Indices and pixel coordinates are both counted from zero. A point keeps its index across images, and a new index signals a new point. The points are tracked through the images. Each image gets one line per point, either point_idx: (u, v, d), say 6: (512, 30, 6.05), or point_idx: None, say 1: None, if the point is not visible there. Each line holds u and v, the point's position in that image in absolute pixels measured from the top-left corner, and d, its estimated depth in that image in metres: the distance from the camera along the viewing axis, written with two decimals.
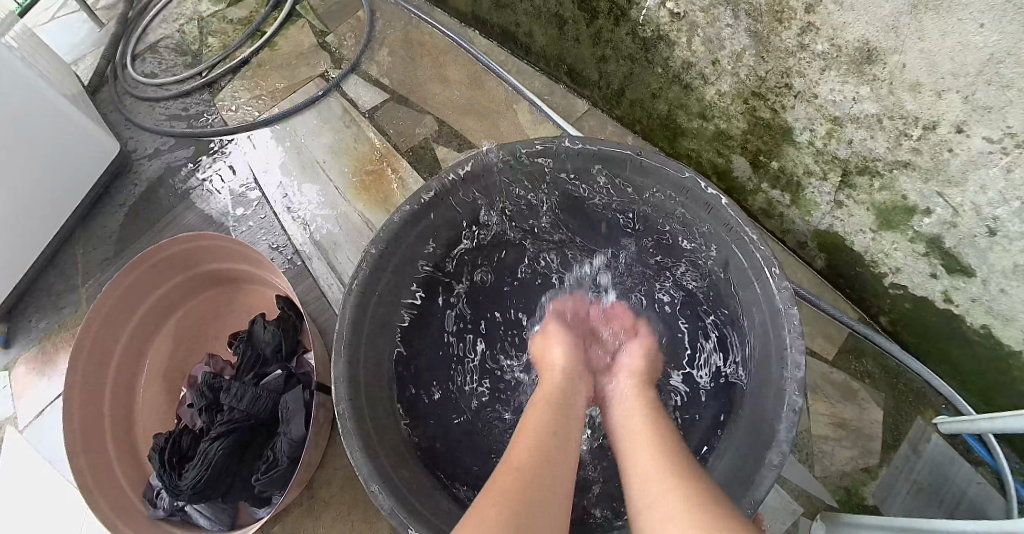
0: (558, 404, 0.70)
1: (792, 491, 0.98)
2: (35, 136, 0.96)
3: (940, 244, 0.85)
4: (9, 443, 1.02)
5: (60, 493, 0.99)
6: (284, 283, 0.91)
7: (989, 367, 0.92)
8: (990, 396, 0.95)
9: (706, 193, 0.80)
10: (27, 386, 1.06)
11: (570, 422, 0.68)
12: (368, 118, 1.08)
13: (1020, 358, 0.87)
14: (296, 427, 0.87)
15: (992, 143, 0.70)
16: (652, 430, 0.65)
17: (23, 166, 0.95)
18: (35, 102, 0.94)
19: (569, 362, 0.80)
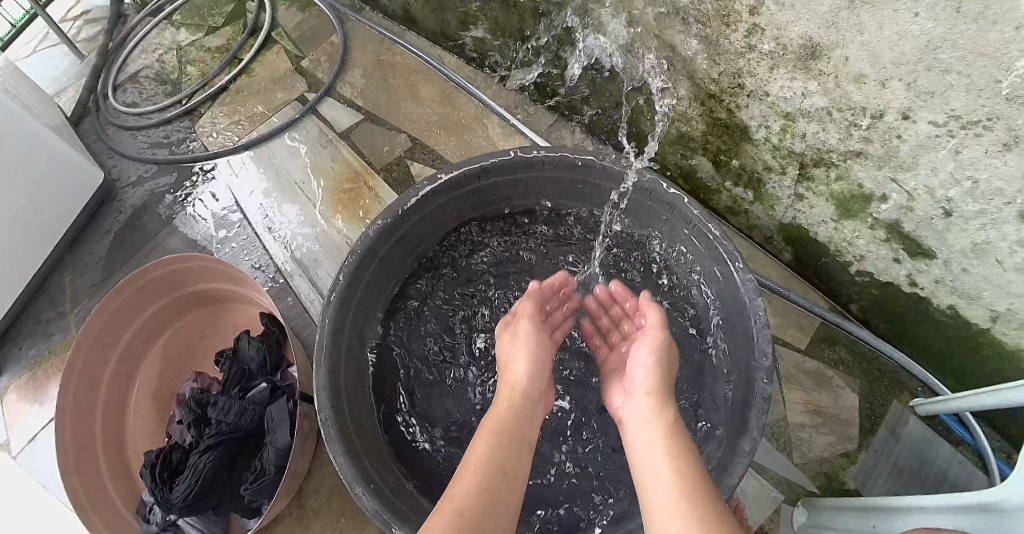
0: (509, 429, 0.70)
1: (773, 480, 0.99)
2: (21, 164, 0.99)
3: (900, 229, 0.87)
4: (2, 467, 1.04)
5: (53, 518, 1.00)
6: (267, 300, 0.94)
7: (959, 347, 0.94)
8: (963, 376, 0.97)
9: (668, 193, 0.85)
10: (19, 414, 1.08)
11: (519, 453, 0.68)
12: (343, 137, 1.12)
13: (989, 336, 0.88)
14: (282, 436, 0.89)
15: (938, 126, 0.73)
16: (676, 466, 0.63)
17: (9, 195, 0.99)
18: (22, 132, 0.99)
19: (540, 390, 0.78)
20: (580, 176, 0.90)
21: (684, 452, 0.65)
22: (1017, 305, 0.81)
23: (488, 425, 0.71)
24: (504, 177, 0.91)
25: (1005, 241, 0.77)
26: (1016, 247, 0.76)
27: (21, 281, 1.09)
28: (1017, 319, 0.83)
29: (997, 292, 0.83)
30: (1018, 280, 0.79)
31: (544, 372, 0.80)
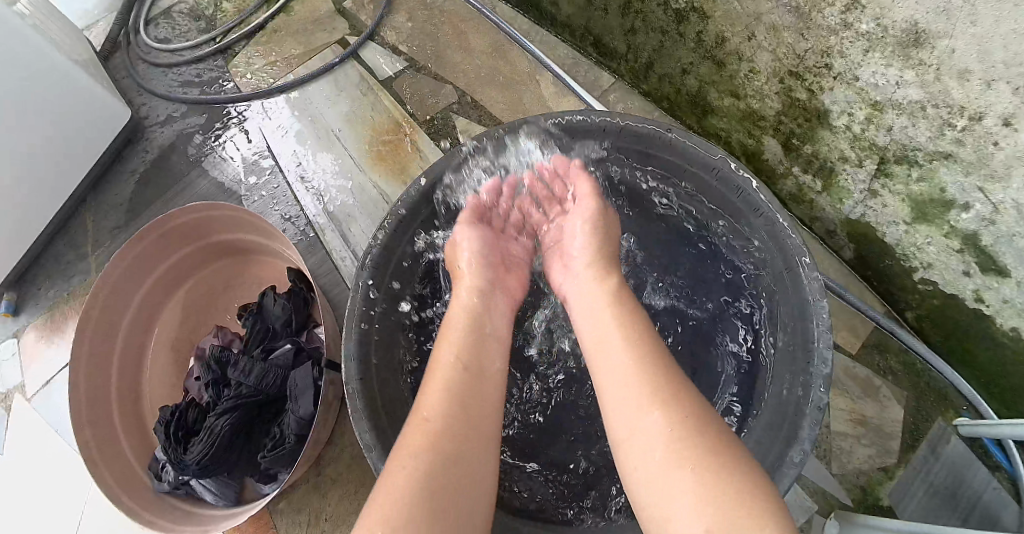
0: (473, 329, 0.74)
1: (808, 489, 0.97)
2: (44, 101, 0.93)
3: (977, 242, 0.81)
4: (17, 411, 1.04)
5: (67, 470, 1.01)
6: (296, 254, 0.89)
7: (1016, 371, 0.89)
8: (1013, 400, 0.92)
9: (737, 175, 0.79)
10: (36, 354, 1.07)
11: (485, 347, 0.72)
12: (386, 86, 1.04)
13: None
14: (305, 404, 0.84)
15: None
16: (624, 333, 0.66)
17: (30, 134, 0.93)
18: (46, 68, 0.92)
19: (496, 295, 0.82)
20: (643, 150, 0.84)
21: (632, 319, 0.68)
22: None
23: (452, 326, 0.74)
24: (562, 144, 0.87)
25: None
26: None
27: (44, 219, 1.05)
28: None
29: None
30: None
31: (489, 267, 0.85)
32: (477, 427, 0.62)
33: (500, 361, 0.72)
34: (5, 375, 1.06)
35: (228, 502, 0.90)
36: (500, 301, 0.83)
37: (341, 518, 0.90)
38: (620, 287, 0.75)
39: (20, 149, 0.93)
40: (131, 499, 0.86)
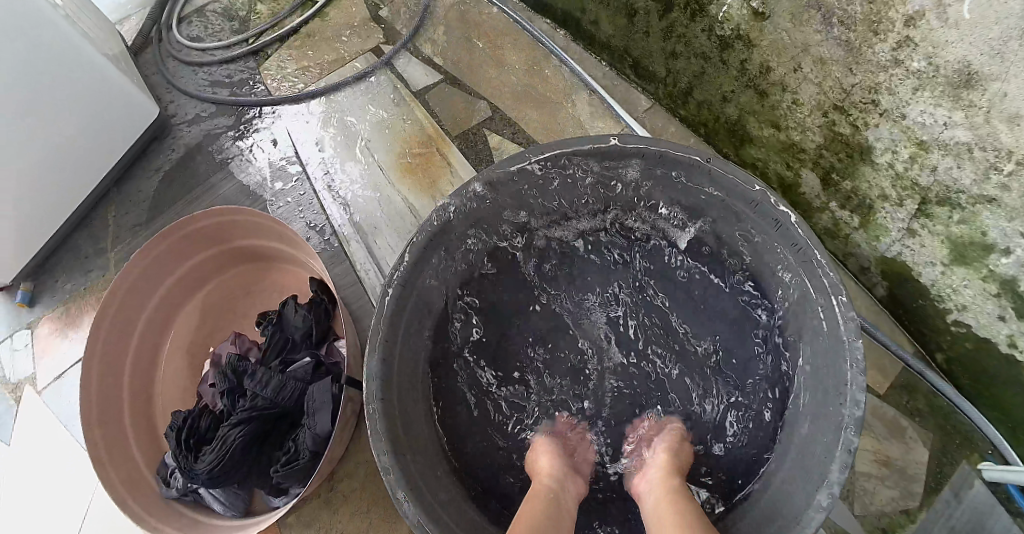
0: (554, 499, 0.72)
1: (828, 528, 0.95)
2: (71, 97, 0.91)
3: (1015, 287, 0.79)
4: (28, 401, 1.05)
5: (71, 460, 1.02)
6: (320, 266, 0.87)
7: None
8: None
9: (776, 209, 0.77)
10: (49, 346, 1.07)
11: (561, 521, 0.68)
12: (419, 98, 1.02)
13: None
14: (322, 422, 0.81)
15: None
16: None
17: (54, 128, 0.91)
18: (79, 63, 0.90)
19: (567, 482, 0.76)
20: (677, 178, 0.82)
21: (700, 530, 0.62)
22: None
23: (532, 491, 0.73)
24: (592, 171, 0.84)
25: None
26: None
27: (67, 210, 1.04)
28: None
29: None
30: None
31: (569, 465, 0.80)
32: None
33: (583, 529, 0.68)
34: (18, 366, 1.07)
35: (235, 513, 0.89)
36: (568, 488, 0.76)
37: None
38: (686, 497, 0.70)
39: (43, 144, 0.91)
40: (138, 504, 0.85)
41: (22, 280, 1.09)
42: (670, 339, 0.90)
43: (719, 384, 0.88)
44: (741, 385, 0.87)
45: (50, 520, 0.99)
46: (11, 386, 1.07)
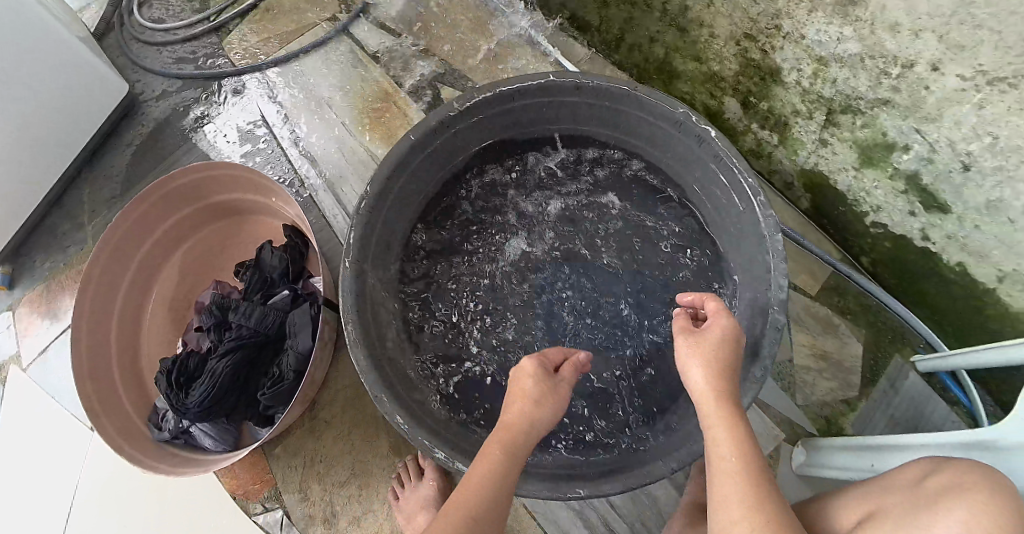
0: (523, 447, 0.67)
1: (774, 418, 1.01)
2: (43, 73, 0.98)
3: (919, 182, 0.88)
4: (14, 379, 1.11)
5: (60, 429, 1.08)
6: (296, 209, 0.95)
7: (965, 307, 0.96)
8: (964, 336, 0.99)
9: (698, 126, 0.83)
10: (31, 326, 1.13)
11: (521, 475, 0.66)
12: (375, 59, 1.11)
13: (993, 295, 0.91)
14: (303, 340, 0.88)
15: (965, 81, 0.74)
16: (750, 518, 0.57)
17: (28, 102, 0.98)
18: (48, 41, 0.97)
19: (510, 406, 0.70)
20: (610, 106, 0.88)
21: (769, 503, 0.58)
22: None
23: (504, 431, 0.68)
24: (524, 106, 0.89)
25: (1019, 199, 0.79)
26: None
27: (39, 190, 1.10)
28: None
29: (1006, 250, 0.85)
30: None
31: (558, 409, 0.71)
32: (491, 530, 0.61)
33: (520, 467, 0.67)
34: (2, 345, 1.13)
35: (226, 447, 0.94)
36: (514, 412, 0.69)
37: (336, 458, 0.95)
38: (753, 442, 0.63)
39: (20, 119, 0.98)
40: (134, 448, 0.92)
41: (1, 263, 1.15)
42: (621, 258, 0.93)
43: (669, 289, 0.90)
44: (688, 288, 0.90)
45: (49, 484, 1.06)
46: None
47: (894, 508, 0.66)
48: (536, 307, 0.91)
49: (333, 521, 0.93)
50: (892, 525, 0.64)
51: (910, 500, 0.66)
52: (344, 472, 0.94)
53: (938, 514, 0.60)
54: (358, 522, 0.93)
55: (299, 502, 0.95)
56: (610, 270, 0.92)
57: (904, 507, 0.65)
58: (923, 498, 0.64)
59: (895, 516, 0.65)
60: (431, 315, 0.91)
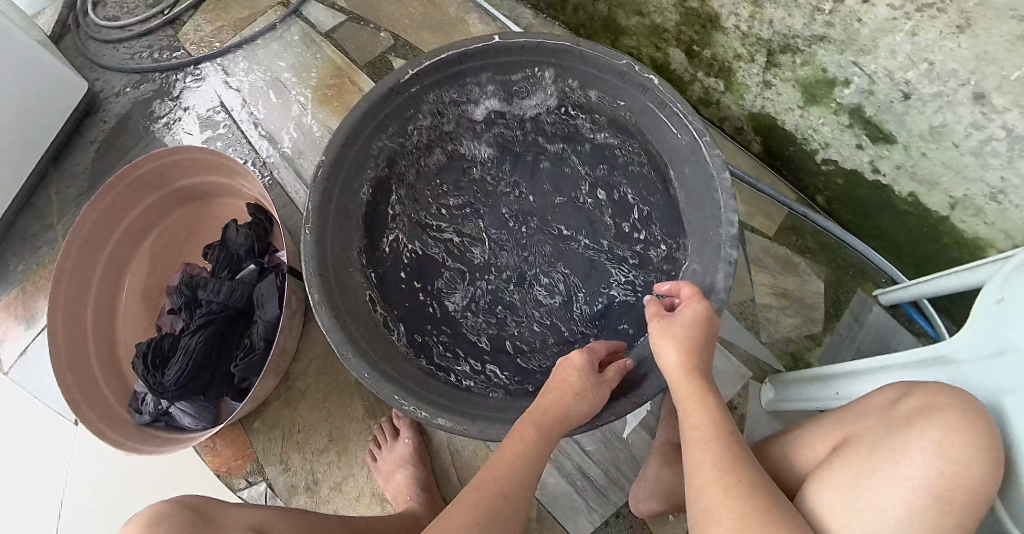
0: (552, 428, 0.69)
1: (741, 357, 1.03)
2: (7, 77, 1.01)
3: (862, 114, 0.85)
4: None
5: (45, 426, 1.10)
6: (257, 185, 0.96)
7: (923, 237, 0.95)
8: (924, 267, 0.99)
9: (640, 75, 0.84)
10: (9, 330, 1.14)
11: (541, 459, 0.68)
12: (328, 37, 1.13)
13: (947, 223, 0.89)
14: (270, 309, 0.91)
15: (895, 9, 0.71)
16: (724, 488, 0.59)
17: None
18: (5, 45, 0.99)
19: (545, 392, 0.72)
20: (554, 66, 0.89)
21: (740, 469, 0.60)
22: (974, 190, 0.82)
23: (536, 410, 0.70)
24: (468, 70, 0.90)
25: (959, 123, 0.76)
26: (970, 129, 0.76)
27: (8, 194, 1.12)
28: (973, 206, 0.84)
29: (955, 176, 0.82)
30: (973, 163, 0.79)
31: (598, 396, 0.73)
32: (513, 512, 0.64)
33: (552, 452, 0.69)
34: None
35: (207, 424, 0.95)
36: (552, 397, 0.71)
37: (314, 425, 0.97)
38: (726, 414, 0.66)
39: None
40: (117, 433, 0.93)
41: None
42: (582, 211, 0.95)
43: (629, 234, 0.92)
44: (644, 233, 0.91)
45: (38, 482, 1.07)
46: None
47: (866, 433, 0.65)
48: (502, 268, 0.93)
49: (314, 488, 0.95)
50: (864, 450, 0.62)
51: (881, 425, 0.64)
52: (322, 438, 0.97)
53: (911, 436, 0.59)
54: (339, 487, 0.96)
55: (281, 473, 0.97)
56: (568, 223, 0.94)
57: (877, 432, 0.63)
58: (897, 423, 0.62)
59: (868, 441, 0.63)
60: (391, 281, 0.91)
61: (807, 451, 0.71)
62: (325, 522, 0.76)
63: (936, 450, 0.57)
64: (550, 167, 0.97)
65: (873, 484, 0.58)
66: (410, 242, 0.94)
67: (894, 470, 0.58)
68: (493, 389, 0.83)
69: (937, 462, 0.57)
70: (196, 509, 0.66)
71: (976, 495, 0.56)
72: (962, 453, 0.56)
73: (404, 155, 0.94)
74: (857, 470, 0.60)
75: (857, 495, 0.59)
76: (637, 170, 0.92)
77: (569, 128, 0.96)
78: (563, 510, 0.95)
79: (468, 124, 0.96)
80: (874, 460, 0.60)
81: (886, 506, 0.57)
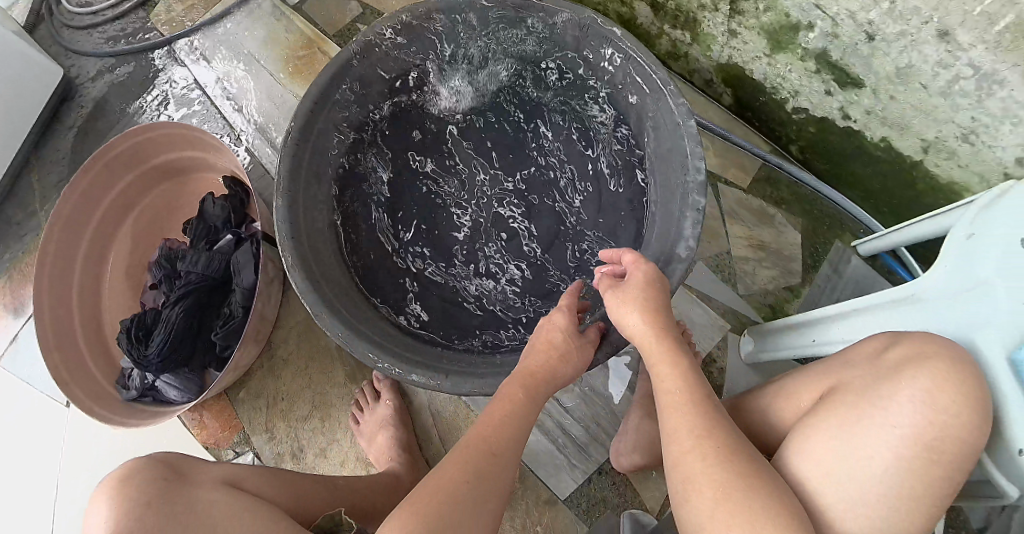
0: (534, 391, 0.68)
1: (719, 309, 1.03)
2: None
3: (829, 59, 0.83)
4: None
5: (36, 412, 1.11)
6: (230, 155, 0.98)
7: (898, 185, 0.92)
8: (903, 216, 0.96)
9: (603, 27, 0.84)
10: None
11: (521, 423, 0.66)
12: (296, 10, 1.14)
13: (921, 169, 0.86)
14: (246, 276, 0.92)
15: None
16: (706, 449, 0.56)
17: None
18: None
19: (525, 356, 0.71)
20: (520, 23, 0.90)
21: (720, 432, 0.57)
22: (945, 132, 0.78)
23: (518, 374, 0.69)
24: (435, 32, 0.91)
25: (926, 63, 0.73)
26: (938, 68, 0.72)
27: None
28: (946, 149, 0.80)
29: (926, 118, 0.79)
30: (943, 104, 0.75)
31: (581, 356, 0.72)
32: (496, 475, 0.62)
33: (534, 414, 0.68)
34: None
35: (192, 396, 0.95)
36: (536, 359, 0.70)
37: (296, 393, 0.99)
38: (698, 377, 0.63)
39: None
40: (105, 409, 0.93)
41: None
42: (554, 167, 0.97)
43: (602, 185, 0.94)
44: (615, 185, 0.92)
45: (35, 465, 1.07)
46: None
47: (855, 381, 0.59)
48: (474, 227, 0.96)
49: (300, 456, 0.97)
50: (851, 398, 0.56)
51: (869, 373, 0.58)
52: (305, 406, 0.99)
53: (900, 383, 0.53)
54: (325, 453, 0.97)
55: (266, 443, 0.98)
56: (541, 178, 0.97)
57: (865, 380, 0.57)
58: (886, 369, 0.56)
59: (856, 388, 0.57)
60: (368, 243, 0.94)
61: (790, 399, 0.67)
62: (305, 481, 0.76)
63: (925, 398, 0.51)
64: (524, 125, 0.99)
65: (857, 434, 0.52)
66: (390, 204, 0.98)
67: (879, 419, 0.52)
68: (464, 343, 0.85)
69: (925, 411, 0.51)
70: (173, 467, 0.66)
71: (961, 448, 0.50)
72: (952, 402, 0.50)
73: (383, 120, 0.97)
74: (843, 417, 0.54)
75: (837, 447, 0.53)
76: (607, 125, 0.93)
77: (540, 86, 0.98)
78: (545, 467, 0.97)
79: (443, 88, 0.99)
80: (861, 408, 0.54)
81: (868, 457, 0.51)
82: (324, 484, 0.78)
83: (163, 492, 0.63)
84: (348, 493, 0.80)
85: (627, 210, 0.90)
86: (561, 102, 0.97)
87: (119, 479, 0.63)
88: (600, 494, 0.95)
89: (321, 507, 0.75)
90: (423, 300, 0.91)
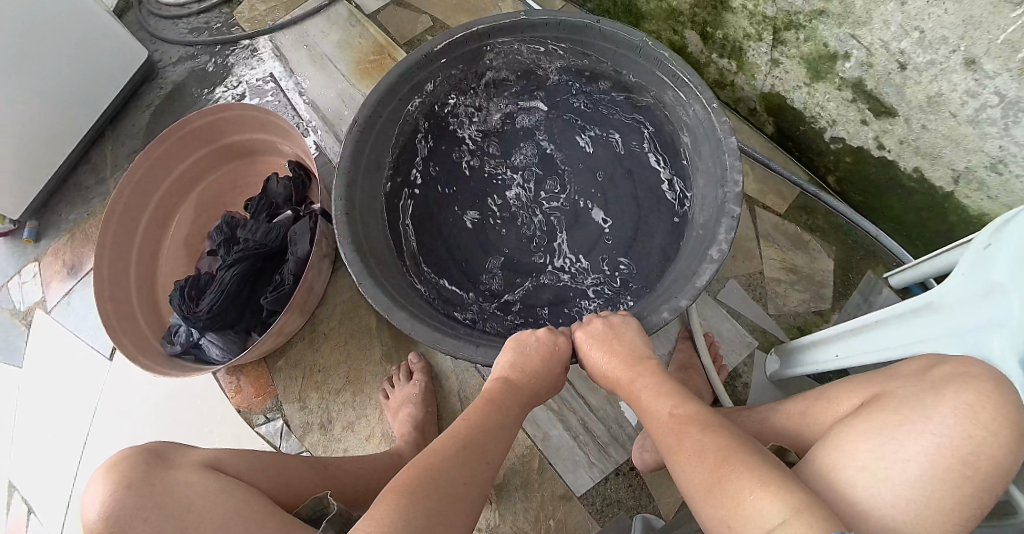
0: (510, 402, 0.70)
1: (747, 326, 1.06)
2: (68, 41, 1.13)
3: (863, 87, 0.89)
4: (40, 322, 1.20)
5: (77, 365, 1.15)
6: (301, 141, 1.05)
7: (930, 217, 0.96)
8: (933, 249, 1.00)
9: (656, 51, 0.91)
10: (55, 275, 1.22)
11: (498, 432, 0.67)
12: (371, 18, 1.23)
13: (953, 201, 0.91)
14: (302, 246, 0.99)
15: None
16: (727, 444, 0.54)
17: (53, 64, 1.12)
18: (82, 21, 1.14)
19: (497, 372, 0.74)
20: (578, 41, 0.97)
21: (704, 418, 0.59)
22: (974, 162, 0.83)
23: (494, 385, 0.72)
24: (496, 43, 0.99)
25: (954, 92, 0.79)
26: (966, 98, 0.79)
27: (66, 148, 1.23)
28: (975, 179, 0.85)
29: (956, 148, 0.85)
30: (972, 132, 0.81)
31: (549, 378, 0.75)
32: (479, 478, 0.60)
33: (511, 426, 0.69)
34: (26, 294, 1.23)
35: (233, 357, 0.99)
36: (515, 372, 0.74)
37: (333, 366, 1.04)
38: None
39: (49, 81, 1.13)
40: (146, 358, 0.99)
41: (28, 219, 1.25)
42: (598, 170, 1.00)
43: (646, 188, 0.97)
44: (657, 190, 0.96)
45: (72, 415, 1.12)
46: (21, 313, 1.22)
47: (896, 390, 0.59)
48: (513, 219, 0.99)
49: (329, 426, 1.00)
50: (894, 403, 0.57)
51: (910, 383, 0.59)
52: (340, 378, 1.03)
53: (943, 396, 0.55)
54: (351, 427, 1.00)
55: (298, 411, 1.02)
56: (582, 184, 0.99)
57: (907, 388, 0.58)
58: (929, 380, 0.57)
59: (899, 395, 0.58)
60: (413, 230, 0.98)
61: (832, 405, 0.66)
62: (293, 464, 0.78)
63: (967, 411, 0.53)
64: (571, 130, 1.03)
65: (898, 437, 0.53)
66: (436, 194, 1.01)
67: (920, 426, 0.53)
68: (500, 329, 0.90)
69: (966, 424, 0.52)
70: (154, 451, 0.70)
71: (1001, 470, 0.51)
72: (991, 419, 0.52)
73: (439, 119, 1.03)
74: (886, 421, 0.55)
75: (874, 446, 0.53)
76: (649, 140, 0.99)
77: (590, 99, 1.03)
78: (564, 463, 0.99)
79: (498, 93, 1.05)
80: (904, 414, 0.55)
81: (904, 460, 0.52)
82: (316, 467, 0.80)
83: (144, 472, 0.67)
84: (337, 479, 0.80)
85: (667, 213, 0.94)
86: (608, 112, 1.02)
87: (104, 463, 0.68)
88: (615, 495, 0.96)
89: (309, 488, 0.77)
90: (463, 285, 0.95)
